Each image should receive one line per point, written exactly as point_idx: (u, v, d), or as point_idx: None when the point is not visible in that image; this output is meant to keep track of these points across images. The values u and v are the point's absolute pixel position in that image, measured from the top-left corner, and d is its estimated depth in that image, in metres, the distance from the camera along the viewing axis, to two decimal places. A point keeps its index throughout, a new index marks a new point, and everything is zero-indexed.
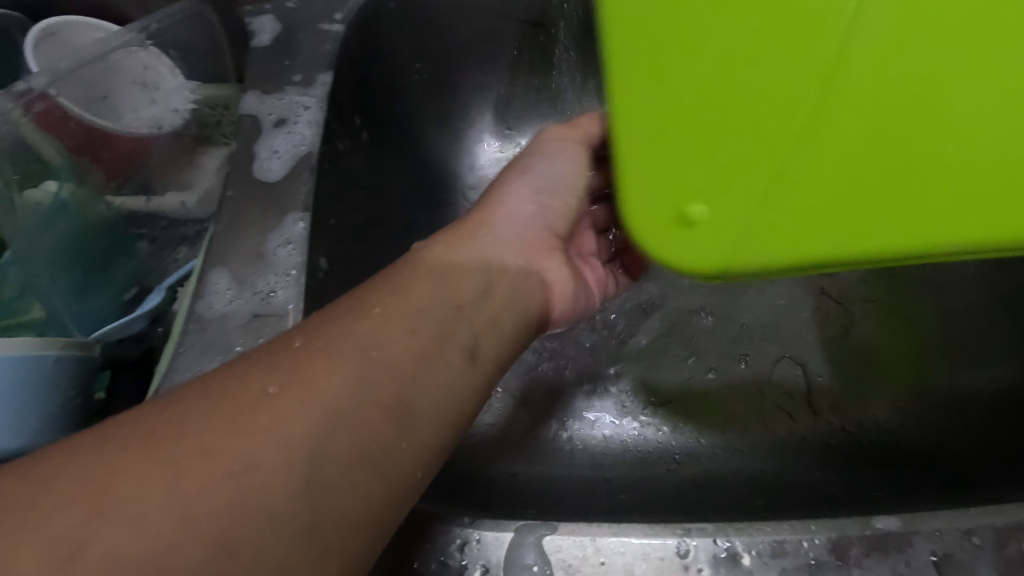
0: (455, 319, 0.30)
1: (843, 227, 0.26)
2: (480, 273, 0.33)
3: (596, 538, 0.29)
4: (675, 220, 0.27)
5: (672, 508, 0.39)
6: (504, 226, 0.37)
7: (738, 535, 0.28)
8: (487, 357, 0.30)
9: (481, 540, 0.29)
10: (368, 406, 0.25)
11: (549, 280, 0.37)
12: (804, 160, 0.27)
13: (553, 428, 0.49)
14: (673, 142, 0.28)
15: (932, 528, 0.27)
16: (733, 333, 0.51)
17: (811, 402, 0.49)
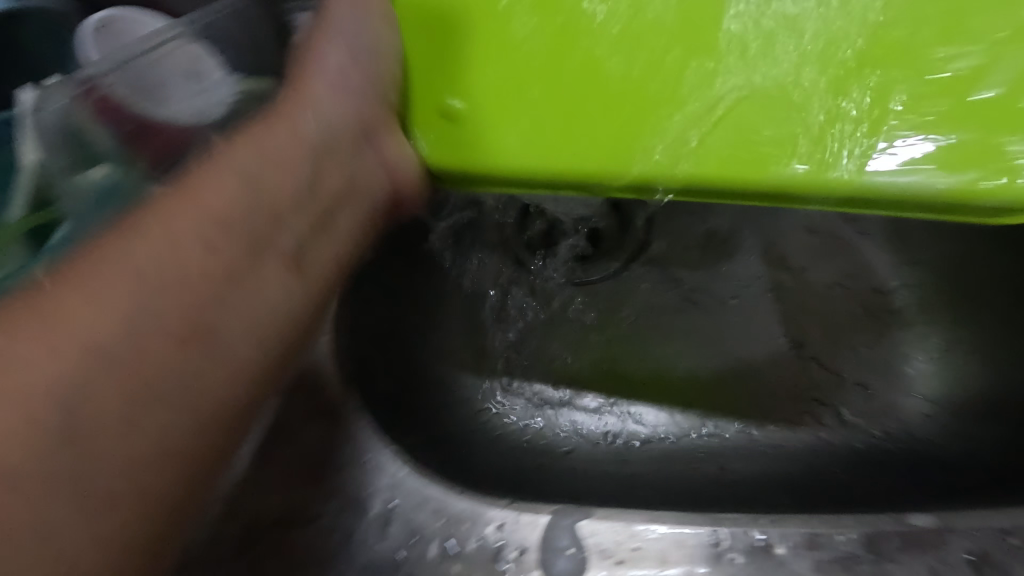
0: (270, 225, 0.30)
1: (584, 162, 0.30)
2: (308, 171, 0.32)
3: (631, 524, 0.29)
4: (448, 118, 0.32)
5: (695, 499, 0.41)
6: (320, 105, 0.33)
7: (773, 527, 0.28)
8: (313, 266, 0.32)
9: (517, 521, 0.30)
10: (155, 337, 0.24)
11: (384, 160, 0.34)
12: (582, 110, 0.31)
13: (575, 421, 0.51)
14: (521, 72, 0.31)
15: (968, 527, 0.28)
16: (756, 337, 0.53)
17: (838, 404, 0.51)
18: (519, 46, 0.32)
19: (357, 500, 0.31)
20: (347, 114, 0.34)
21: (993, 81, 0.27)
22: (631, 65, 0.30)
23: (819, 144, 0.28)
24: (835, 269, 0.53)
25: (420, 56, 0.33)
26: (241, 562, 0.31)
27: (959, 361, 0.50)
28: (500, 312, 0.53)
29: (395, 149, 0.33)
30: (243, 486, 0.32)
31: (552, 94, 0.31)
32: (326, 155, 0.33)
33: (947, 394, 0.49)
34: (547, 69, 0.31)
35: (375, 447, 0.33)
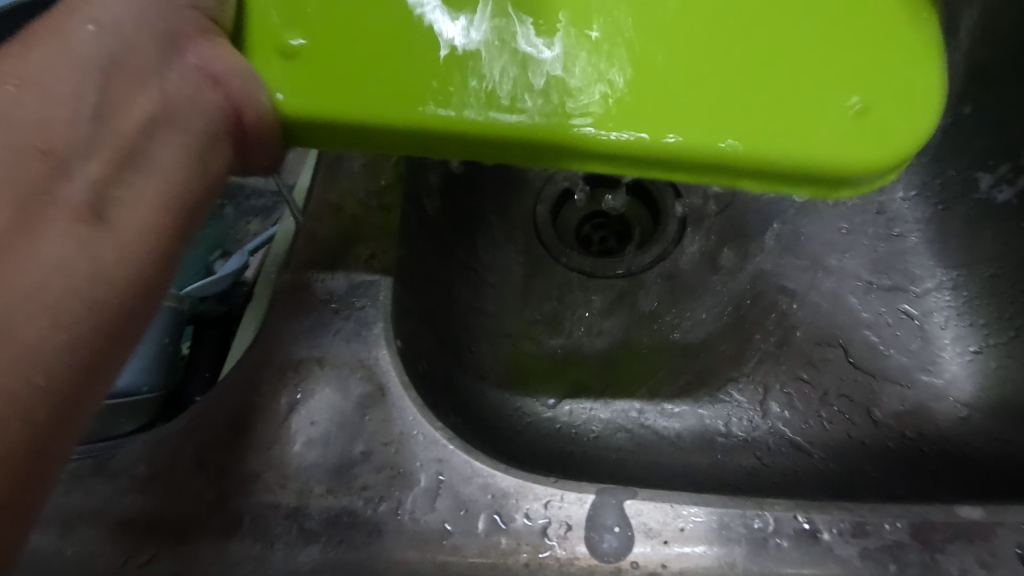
0: (48, 165, 0.24)
1: (403, 107, 0.31)
2: (93, 99, 0.27)
3: (676, 505, 0.30)
4: (292, 57, 0.32)
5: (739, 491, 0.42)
6: (106, 22, 0.28)
7: (820, 514, 0.29)
8: (126, 200, 0.26)
9: (563, 499, 0.30)
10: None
11: (217, 76, 0.30)
12: (382, 58, 0.32)
13: (608, 414, 0.51)
14: (350, 29, 0.32)
15: (1018, 521, 0.28)
16: (785, 333, 0.54)
17: (871, 406, 0.50)
18: (406, 25, 0.33)
19: (405, 473, 0.32)
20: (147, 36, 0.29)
21: (848, 92, 0.31)
22: (455, 48, 0.32)
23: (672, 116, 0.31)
24: (860, 260, 0.56)
25: (299, 10, 0.33)
26: (289, 525, 0.31)
27: (993, 366, 0.50)
28: (527, 269, 0.55)
29: (222, 62, 0.31)
30: (294, 454, 0.33)
31: (375, 47, 0.32)
32: (124, 85, 0.28)
33: (982, 399, 0.49)
34: (372, 24, 0.33)
35: (422, 422, 0.33)
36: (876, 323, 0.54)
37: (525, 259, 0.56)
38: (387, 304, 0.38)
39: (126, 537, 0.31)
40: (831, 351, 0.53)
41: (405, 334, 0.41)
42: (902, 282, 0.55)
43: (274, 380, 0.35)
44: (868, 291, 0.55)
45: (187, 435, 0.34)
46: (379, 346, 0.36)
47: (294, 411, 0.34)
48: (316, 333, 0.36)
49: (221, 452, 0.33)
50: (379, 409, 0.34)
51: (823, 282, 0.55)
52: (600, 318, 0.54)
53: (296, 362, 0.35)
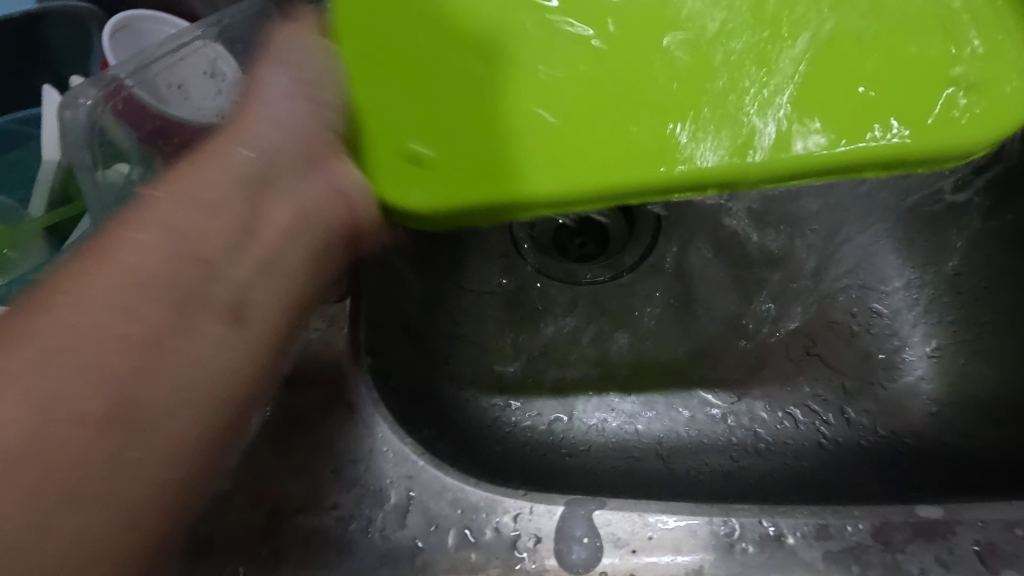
0: (200, 274, 0.27)
1: (539, 176, 0.31)
2: (240, 212, 0.29)
3: (644, 514, 0.30)
4: (411, 157, 0.31)
5: (713, 495, 0.42)
6: (253, 139, 0.32)
7: (784, 518, 0.29)
8: (258, 309, 0.28)
9: (533, 510, 0.31)
10: (67, 417, 0.21)
11: (340, 184, 0.32)
12: (492, 132, 0.32)
13: (585, 419, 0.51)
14: (447, 108, 0.32)
15: (976, 519, 0.28)
16: (756, 336, 0.55)
17: (842, 404, 0.52)
18: (493, 88, 0.32)
19: (375, 490, 0.32)
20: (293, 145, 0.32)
21: (949, 77, 0.30)
22: (556, 107, 0.32)
23: (666, 142, 0.31)
24: (834, 258, 0.56)
25: (384, 106, 0.32)
26: (263, 551, 0.31)
27: (961, 362, 0.51)
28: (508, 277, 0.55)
29: (343, 176, 0.32)
30: (265, 474, 0.33)
31: (477, 117, 0.32)
32: (266, 189, 0.31)
33: (951, 394, 0.50)
34: (465, 97, 0.32)
35: (391, 438, 0.33)
36: (849, 322, 0.55)
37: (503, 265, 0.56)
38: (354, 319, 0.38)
39: None
40: (804, 350, 0.54)
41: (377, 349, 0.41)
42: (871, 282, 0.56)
43: None
44: (841, 290, 0.56)
45: None
46: (349, 362, 0.36)
47: (264, 431, 0.34)
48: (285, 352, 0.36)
49: None
50: (349, 426, 0.34)
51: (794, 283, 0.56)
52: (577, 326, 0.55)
53: None
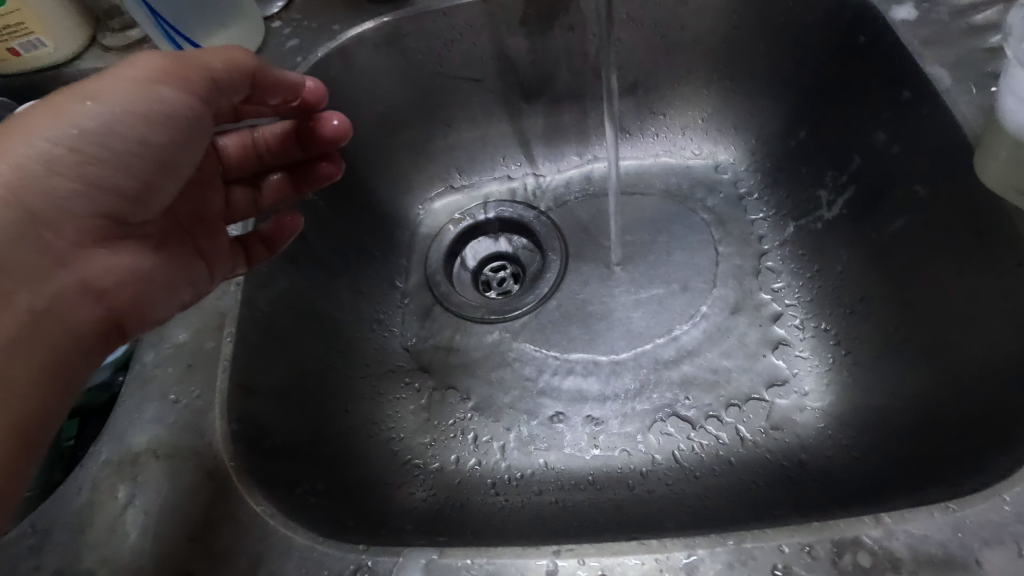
0: (123, 287, 0.38)
1: None
2: (161, 277, 0.41)
3: (475, 561, 0.32)
4: None
5: (588, 530, 0.46)
6: (86, 118, 0.36)
7: (604, 555, 0.31)
8: (93, 334, 0.37)
9: (372, 564, 0.32)
10: (61, 316, 0.35)
11: (168, 263, 0.42)
12: None
13: (492, 459, 0.55)
14: None
15: (778, 543, 0.30)
16: (650, 364, 0.59)
17: (742, 423, 0.54)
18: None
19: (227, 554, 0.33)
20: (167, 125, 0.39)
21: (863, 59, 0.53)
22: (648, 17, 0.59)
23: None
24: (722, 280, 0.61)
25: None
26: None
27: (846, 374, 0.53)
28: (420, 314, 0.64)
29: (182, 264, 0.43)
30: (128, 545, 0.34)
31: None
32: (176, 278, 0.42)
33: (837, 406, 0.52)
34: None
35: (247, 503, 0.35)
36: (737, 337, 0.58)
37: (418, 305, 0.65)
38: (218, 385, 0.40)
39: None
40: (693, 370, 0.57)
41: (266, 414, 0.43)
42: (760, 303, 0.59)
43: (114, 475, 0.37)
44: (733, 310, 0.59)
45: (26, 538, 0.35)
46: (213, 429, 0.38)
47: (129, 504, 0.36)
48: (156, 423, 0.38)
49: (59, 554, 0.35)
50: (206, 492, 0.35)
51: (676, 310, 0.61)
52: (471, 349, 0.62)
53: (135, 455, 0.37)
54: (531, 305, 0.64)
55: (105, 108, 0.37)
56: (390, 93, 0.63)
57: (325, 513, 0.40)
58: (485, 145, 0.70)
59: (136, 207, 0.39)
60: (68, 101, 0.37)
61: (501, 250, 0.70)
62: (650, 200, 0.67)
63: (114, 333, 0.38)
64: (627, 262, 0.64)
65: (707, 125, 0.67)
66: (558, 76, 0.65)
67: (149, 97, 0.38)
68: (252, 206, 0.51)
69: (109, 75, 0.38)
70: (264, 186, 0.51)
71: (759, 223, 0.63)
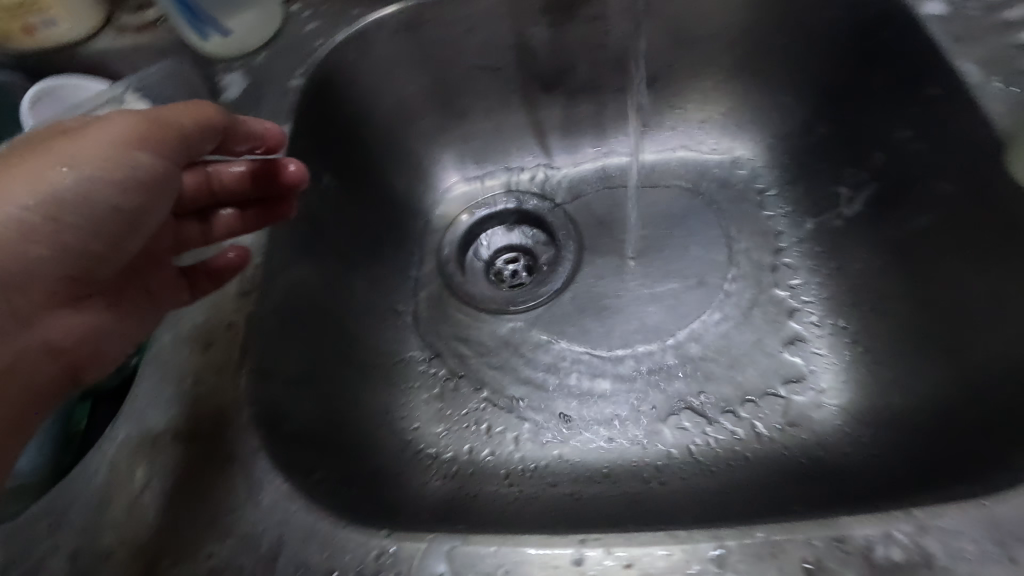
0: (77, 340, 0.37)
1: None
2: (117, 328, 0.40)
3: (500, 548, 0.31)
4: None
5: (604, 521, 0.46)
6: (59, 182, 0.35)
7: (632, 545, 0.31)
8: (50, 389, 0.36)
9: (395, 550, 0.32)
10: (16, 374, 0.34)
11: (123, 314, 0.40)
12: None
13: (506, 450, 0.55)
14: None
15: (808, 538, 0.29)
16: (665, 358, 0.58)
17: (757, 419, 0.54)
18: None
19: (248, 537, 0.33)
20: (139, 190, 0.37)
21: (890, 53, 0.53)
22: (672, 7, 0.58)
23: None
24: (739, 275, 0.61)
25: None
26: None
27: (865, 373, 0.52)
28: (434, 304, 0.64)
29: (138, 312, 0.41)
30: (147, 526, 0.34)
31: None
32: (129, 329, 0.41)
33: (855, 403, 0.52)
34: None
35: (267, 487, 0.35)
36: (752, 332, 0.58)
37: (431, 295, 0.64)
38: (237, 366, 0.39)
39: None
40: (709, 365, 0.57)
41: (283, 398, 0.43)
42: (776, 299, 0.59)
43: (132, 456, 0.36)
44: (750, 306, 0.59)
45: (43, 518, 0.35)
46: (233, 411, 0.37)
47: (147, 485, 0.35)
48: (174, 405, 0.38)
49: (76, 535, 0.34)
50: (226, 474, 0.35)
51: (691, 305, 0.60)
52: (485, 339, 0.62)
53: (153, 436, 0.37)
54: (544, 297, 0.64)
55: (83, 176, 0.35)
56: (408, 79, 0.62)
57: (343, 499, 0.39)
58: (501, 134, 0.69)
59: (95, 267, 0.37)
60: (35, 163, 0.35)
61: (514, 242, 0.69)
62: (665, 194, 0.66)
63: (69, 384, 0.37)
64: (642, 255, 0.64)
65: (725, 119, 0.66)
66: (576, 67, 0.65)
67: (124, 159, 0.36)
68: (200, 242, 0.47)
69: (85, 134, 0.36)
70: (214, 222, 0.47)
71: (776, 219, 0.63)
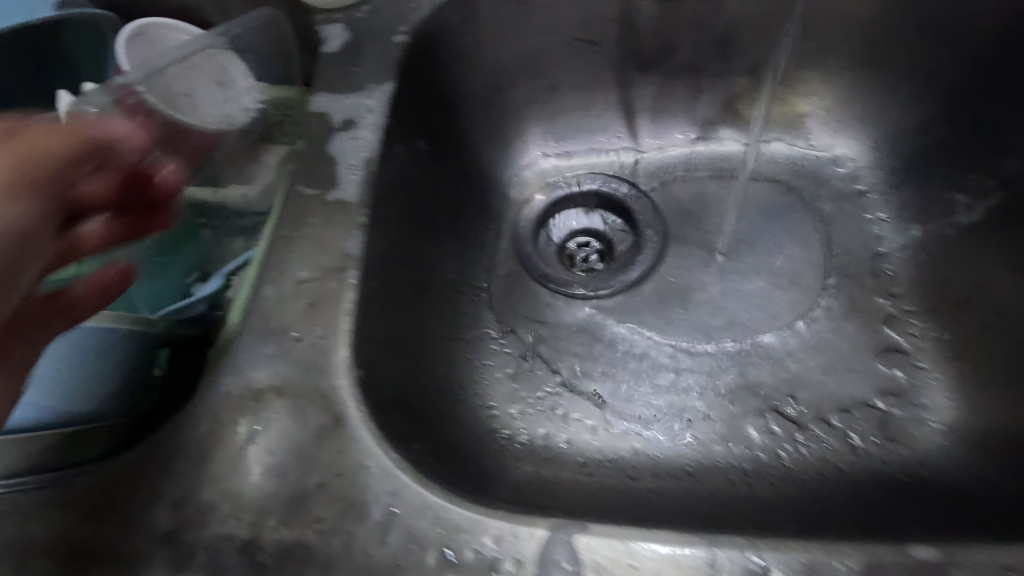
0: None
1: None
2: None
3: (627, 542, 0.30)
4: None
5: (701, 518, 0.43)
6: None
7: (772, 554, 0.29)
8: None
9: (514, 533, 0.30)
10: None
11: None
12: None
13: (585, 439, 0.53)
14: None
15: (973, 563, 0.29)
16: (754, 358, 0.56)
17: (853, 429, 0.51)
18: None
19: (356, 505, 0.32)
20: (17, 237, 0.30)
21: None
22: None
23: None
24: (835, 279, 0.58)
25: None
26: (242, 564, 0.31)
27: (971, 391, 0.50)
28: (511, 282, 0.62)
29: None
30: (252, 483, 0.33)
31: None
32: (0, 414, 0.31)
33: (964, 424, 0.49)
34: None
35: (378, 455, 0.33)
36: (850, 339, 0.55)
37: (508, 273, 0.62)
38: (343, 326, 0.38)
39: (81, 568, 0.32)
40: (801, 370, 0.54)
41: (380, 366, 0.41)
42: (877, 307, 0.56)
43: (235, 410, 0.35)
44: (850, 311, 0.56)
45: (147, 463, 0.34)
46: (340, 374, 0.36)
47: (251, 441, 0.34)
48: (279, 361, 0.37)
49: (179, 485, 0.34)
50: (336, 438, 0.34)
51: (782, 306, 0.57)
52: (564, 322, 0.60)
53: (258, 391, 0.36)
54: (623, 287, 0.61)
55: None
56: (507, 46, 0.59)
57: (441, 475, 0.38)
58: (591, 112, 0.66)
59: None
60: None
61: (589, 227, 0.66)
62: (758, 188, 0.63)
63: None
64: (732, 250, 0.61)
65: (830, 114, 0.63)
66: (678, 48, 0.61)
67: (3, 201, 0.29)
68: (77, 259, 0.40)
69: None
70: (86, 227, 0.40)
71: (879, 224, 0.59)
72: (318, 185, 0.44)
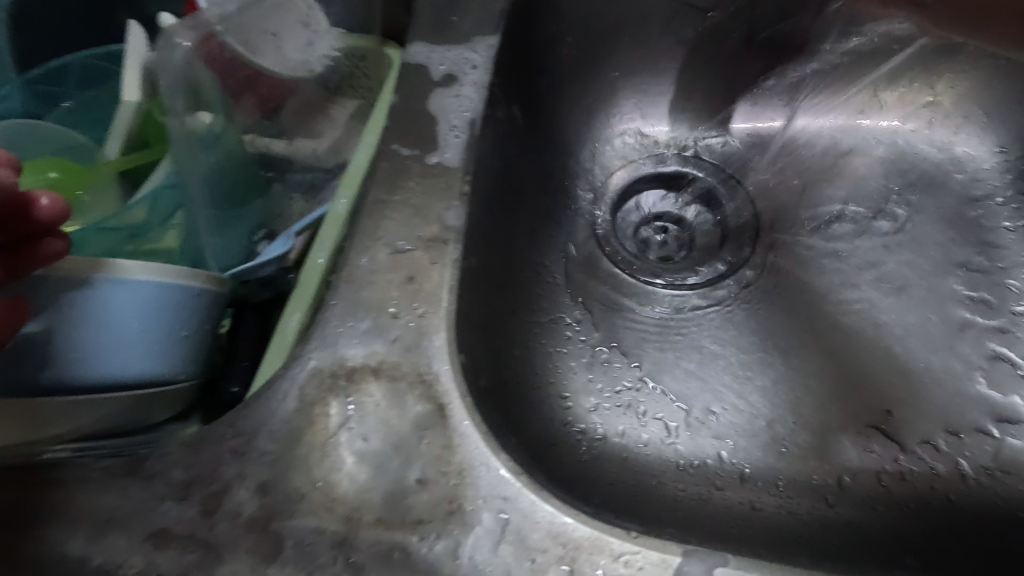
0: None
1: None
2: None
3: None
4: None
5: (816, 546, 0.40)
6: None
7: None
8: None
9: (644, 557, 0.28)
10: None
11: None
12: None
13: (666, 441, 0.49)
14: None
15: None
16: (852, 368, 0.51)
17: (958, 456, 0.48)
18: None
19: (465, 510, 0.29)
20: None
21: None
22: None
23: None
24: (948, 291, 0.53)
25: None
26: (336, 560, 0.29)
27: None
28: (589, 264, 0.57)
29: None
30: (346, 473, 0.31)
31: None
32: None
33: None
34: None
35: (487, 455, 0.30)
36: (959, 357, 0.51)
37: (586, 255, 0.58)
38: (445, 307, 0.34)
39: (160, 550, 0.29)
40: (904, 386, 0.50)
41: (469, 348, 0.38)
42: (995, 329, 0.51)
43: (325, 389, 0.32)
44: (961, 327, 0.52)
45: (228, 439, 0.31)
46: (442, 359, 0.32)
47: (343, 426, 0.31)
48: (373, 338, 0.33)
49: (263, 467, 0.31)
50: (440, 432, 0.31)
51: (886, 317, 0.53)
52: (648, 312, 0.55)
53: (350, 369, 0.33)
54: (700, 285, 0.56)
55: None
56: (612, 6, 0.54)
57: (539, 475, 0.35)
58: (688, 85, 0.60)
59: None
60: None
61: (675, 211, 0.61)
62: (864, 183, 0.58)
63: None
64: (834, 250, 0.56)
65: (956, 108, 0.57)
66: (801, 18, 0.55)
67: None
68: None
69: None
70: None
71: (1001, 233, 0.54)
72: (416, 146, 0.40)
